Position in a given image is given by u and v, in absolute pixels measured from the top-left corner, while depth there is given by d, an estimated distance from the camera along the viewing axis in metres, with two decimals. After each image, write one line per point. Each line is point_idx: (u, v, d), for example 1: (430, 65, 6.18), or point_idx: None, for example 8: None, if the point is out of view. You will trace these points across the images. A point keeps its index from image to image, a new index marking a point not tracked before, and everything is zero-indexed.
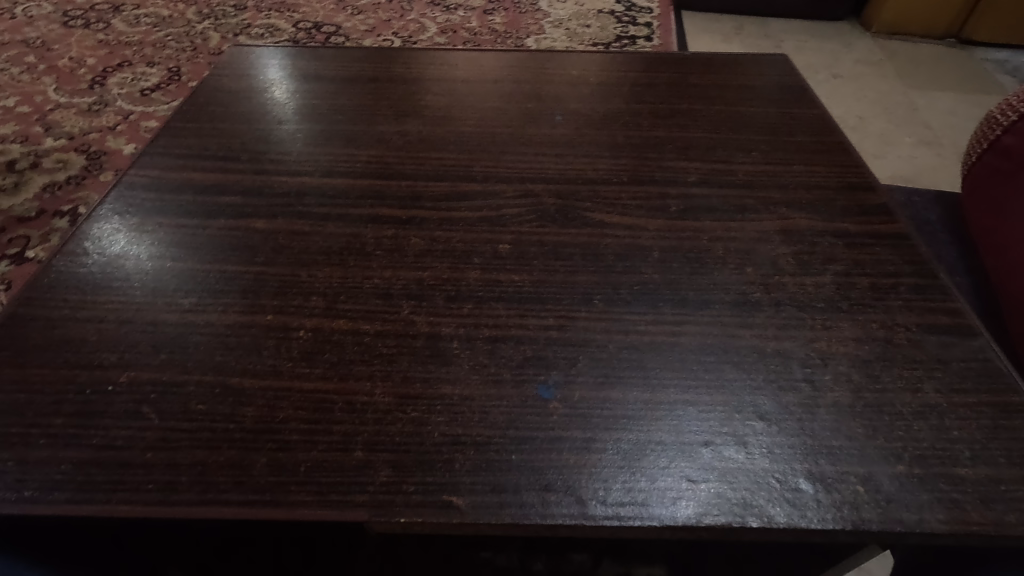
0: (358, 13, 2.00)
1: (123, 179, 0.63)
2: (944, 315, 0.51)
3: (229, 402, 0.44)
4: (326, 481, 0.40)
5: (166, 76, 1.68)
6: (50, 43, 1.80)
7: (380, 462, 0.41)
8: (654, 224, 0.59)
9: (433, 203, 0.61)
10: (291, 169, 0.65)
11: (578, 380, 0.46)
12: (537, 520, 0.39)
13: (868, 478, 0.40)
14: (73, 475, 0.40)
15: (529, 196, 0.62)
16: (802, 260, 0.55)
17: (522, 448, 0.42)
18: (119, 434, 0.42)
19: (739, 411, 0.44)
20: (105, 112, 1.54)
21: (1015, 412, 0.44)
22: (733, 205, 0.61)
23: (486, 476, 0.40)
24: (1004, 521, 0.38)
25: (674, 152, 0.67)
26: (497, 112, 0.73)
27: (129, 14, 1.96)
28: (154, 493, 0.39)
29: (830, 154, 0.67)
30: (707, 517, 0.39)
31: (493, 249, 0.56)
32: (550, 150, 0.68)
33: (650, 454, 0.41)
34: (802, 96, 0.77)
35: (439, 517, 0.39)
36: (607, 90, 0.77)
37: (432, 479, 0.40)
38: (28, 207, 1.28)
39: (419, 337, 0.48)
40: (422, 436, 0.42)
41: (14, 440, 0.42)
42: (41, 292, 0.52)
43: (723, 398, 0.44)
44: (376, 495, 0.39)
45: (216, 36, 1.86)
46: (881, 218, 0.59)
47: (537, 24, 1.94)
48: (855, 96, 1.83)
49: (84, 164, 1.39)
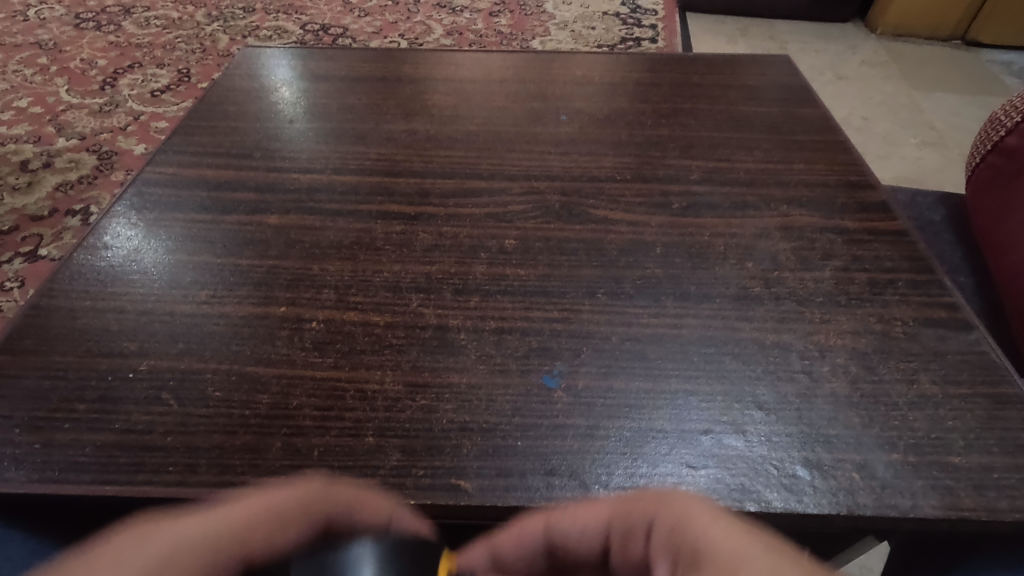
0: (364, 14, 2.02)
1: (141, 176, 0.65)
2: (941, 309, 0.52)
3: (245, 390, 0.46)
4: (339, 465, 0.42)
5: (177, 77, 1.70)
6: (63, 45, 1.83)
7: (390, 447, 0.42)
8: (656, 220, 0.60)
9: (440, 200, 0.62)
10: (303, 166, 0.66)
11: (582, 370, 0.47)
12: (541, 503, 0.40)
13: (863, 465, 0.42)
14: (96, 457, 0.42)
15: (534, 193, 0.63)
16: (801, 255, 0.56)
17: (527, 435, 0.43)
18: (140, 419, 0.44)
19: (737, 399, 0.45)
20: (116, 113, 1.56)
21: (1008, 403, 0.45)
22: (734, 202, 0.62)
23: (492, 461, 0.42)
24: (996, 507, 0.40)
25: (676, 150, 0.69)
26: (504, 112, 0.74)
27: (140, 16, 1.99)
28: (175, 475, 0.41)
29: (831, 153, 0.68)
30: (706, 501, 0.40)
31: (499, 244, 0.58)
32: (555, 149, 0.69)
33: (651, 441, 0.43)
34: (803, 96, 0.78)
35: (447, 500, 0.40)
36: (611, 90, 0.78)
37: (441, 464, 0.42)
38: (41, 206, 1.30)
39: (427, 328, 0.50)
40: (431, 423, 0.44)
41: (40, 424, 0.44)
42: (63, 283, 0.54)
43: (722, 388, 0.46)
44: (387, 479, 0.41)
45: (225, 38, 1.88)
46: (879, 215, 0.61)
47: (543, 26, 1.96)
48: (859, 97, 1.83)
49: (95, 164, 1.41)
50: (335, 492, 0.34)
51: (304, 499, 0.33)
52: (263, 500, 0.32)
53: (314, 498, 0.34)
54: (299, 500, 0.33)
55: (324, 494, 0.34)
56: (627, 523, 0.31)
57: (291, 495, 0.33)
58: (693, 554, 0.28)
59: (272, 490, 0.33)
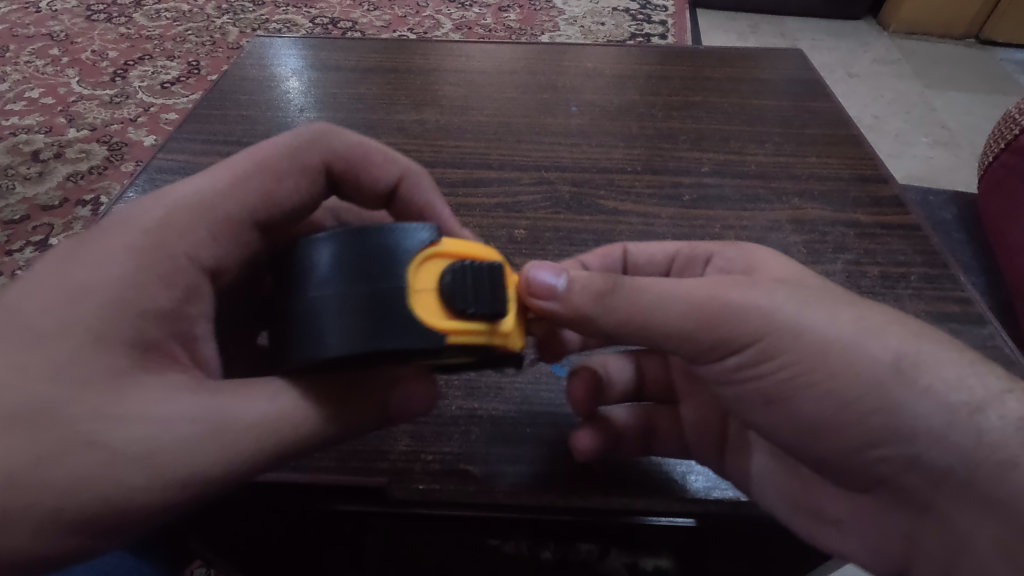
0: (374, 8, 2.02)
1: (152, 164, 0.65)
2: (954, 304, 0.52)
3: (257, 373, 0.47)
4: (349, 449, 0.43)
5: (187, 69, 1.71)
6: (74, 36, 1.84)
7: (400, 433, 0.44)
8: (667, 212, 0.60)
9: (451, 190, 0.63)
10: None
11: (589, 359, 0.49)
12: (550, 489, 0.42)
13: None
14: None
15: (544, 184, 0.63)
16: (813, 248, 0.56)
17: (536, 422, 0.45)
18: None
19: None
20: (127, 105, 1.57)
21: None
22: (745, 194, 0.62)
23: (501, 447, 0.43)
24: None
25: (687, 142, 0.68)
26: (514, 103, 0.74)
27: (151, 8, 1.99)
28: None
29: (843, 147, 0.68)
30: (715, 491, 0.43)
31: (509, 234, 0.58)
32: (565, 140, 0.69)
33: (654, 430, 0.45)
34: (816, 90, 0.77)
35: (457, 485, 0.41)
36: (623, 82, 0.78)
37: (449, 450, 0.43)
38: (52, 196, 1.31)
39: None
40: (440, 410, 0.45)
41: None
42: None
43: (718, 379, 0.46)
44: (397, 463, 0.43)
45: (235, 31, 1.89)
46: (892, 209, 0.60)
47: (552, 22, 1.95)
48: (871, 95, 1.82)
49: (106, 155, 1.42)
50: (317, 147, 0.45)
51: (291, 150, 0.44)
52: (259, 154, 0.43)
53: (300, 151, 0.45)
54: (286, 151, 0.44)
55: (310, 149, 0.45)
56: (695, 253, 0.48)
57: (281, 148, 0.44)
58: (745, 266, 0.44)
59: (262, 149, 0.44)
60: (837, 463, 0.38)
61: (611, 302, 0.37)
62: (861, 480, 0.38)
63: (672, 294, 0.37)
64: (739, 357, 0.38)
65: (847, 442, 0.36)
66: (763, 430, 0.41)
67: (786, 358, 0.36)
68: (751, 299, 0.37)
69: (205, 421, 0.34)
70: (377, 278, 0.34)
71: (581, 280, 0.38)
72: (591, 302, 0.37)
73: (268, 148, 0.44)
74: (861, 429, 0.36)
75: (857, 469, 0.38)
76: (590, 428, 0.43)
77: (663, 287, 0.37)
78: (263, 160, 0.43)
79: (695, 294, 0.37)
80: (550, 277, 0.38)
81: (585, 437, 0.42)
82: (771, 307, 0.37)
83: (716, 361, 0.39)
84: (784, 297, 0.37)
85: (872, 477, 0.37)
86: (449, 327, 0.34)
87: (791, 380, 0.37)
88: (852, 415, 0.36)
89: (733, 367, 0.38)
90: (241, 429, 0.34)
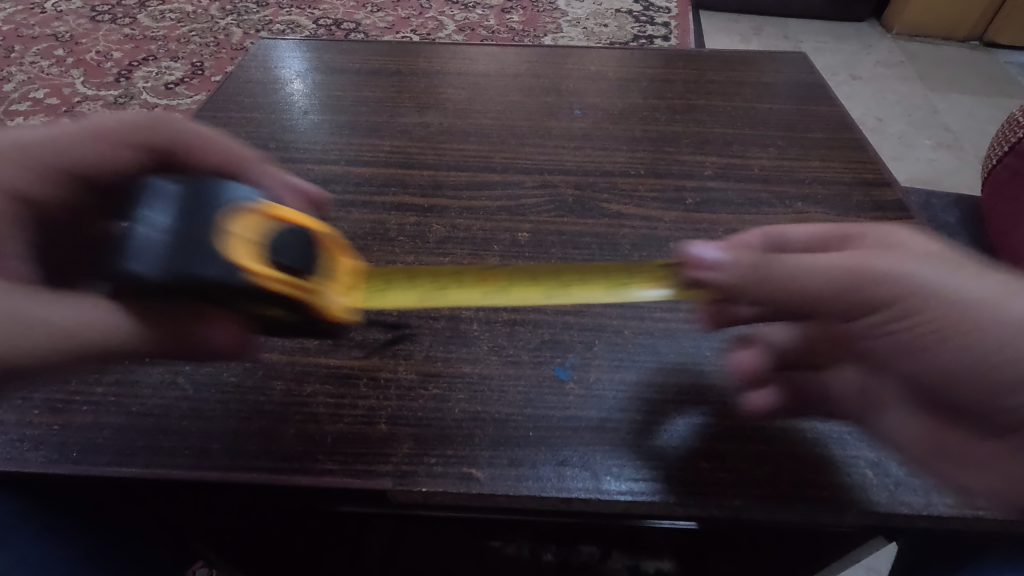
0: (377, 10, 2.02)
1: None
2: None
3: (259, 375, 0.47)
4: (351, 452, 0.43)
5: (191, 70, 1.71)
6: (79, 37, 1.85)
7: (403, 435, 0.44)
8: (670, 215, 0.60)
9: (454, 192, 0.63)
10: (317, 157, 0.67)
11: (593, 362, 0.47)
12: (552, 493, 0.41)
13: (876, 463, 0.42)
14: (114, 440, 0.43)
15: (547, 187, 0.63)
16: None
17: (538, 425, 0.44)
18: (157, 403, 0.45)
19: (740, 387, 0.45)
20: (131, 105, 1.58)
21: None
22: (748, 198, 0.62)
23: (503, 450, 0.43)
24: (1011, 507, 0.40)
25: (690, 146, 0.69)
26: (517, 106, 0.74)
27: (155, 9, 2.00)
28: (189, 458, 0.42)
29: (846, 150, 0.68)
30: (718, 494, 0.41)
31: (512, 237, 0.58)
32: (568, 143, 0.69)
33: (663, 434, 0.43)
34: (819, 94, 0.77)
35: (459, 488, 0.41)
36: (626, 85, 0.78)
37: (452, 452, 0.43)
38: None
39: (440, 319, 0.51)
40: (443, 412, 0.45)
41: (59, 405, 0.45)
42: None
43: (724, 384, 0.46)
44: (399, 466, 0.42)
45: (239, 32, 1.89)
46: (895, 213, 0.60)
47: (555, 23, 1.95)
48: (874, 98, 1.81)
49: None
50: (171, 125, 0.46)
51: (140, 124, 0.46)
52: (106, 124, 0.45)
53: (151, 126, 0.46)
54: (131, 125, 0.45)
55: (164, 127, 0.46)
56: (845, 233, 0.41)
57: (132, 121, 0.46)
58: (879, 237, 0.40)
59: (116, 120, 0.46)
60: (966, 408, 0.38)
61: (765, 274, 0.39)
62: (993, 428, 0.38)
63: (820, 266, 0.38)
64: (896, 313, 0.37)
65: (982, 387, 0.36)
66: (902, 381, 0.40)
67: (931, 314, 0.36)
68: (895, 260, 0.37)
69: (10, 320, 0.35)
70: (202, 216, 0.37)
71: (732, 258, 0.40)
72: (744, 275, 0.39)
73: (115, 120, 0.46)
74: (1001, 375, 0.35)
75: (986, 417, 0.37)
76: (761, 387, 0.45)
77: (813, 261, 0.38)
78: (98, 128, 0.45)
79: (848, 263, 0.38)
80: (706, 251, 0.41)
81: (763, 396, 0.44)
82: (917, 272, 0.37)
83: (864, 320, 0.38)
84: (928, 265, 0.37)
85: (1012, 423, 0.37)
86: (259, 270, 0.36)
87: (930, 334, 0.36)
88: (1003, 364, 0.35)
89: (875, 324, 0.38)
90: (45, 330, 0.35)
